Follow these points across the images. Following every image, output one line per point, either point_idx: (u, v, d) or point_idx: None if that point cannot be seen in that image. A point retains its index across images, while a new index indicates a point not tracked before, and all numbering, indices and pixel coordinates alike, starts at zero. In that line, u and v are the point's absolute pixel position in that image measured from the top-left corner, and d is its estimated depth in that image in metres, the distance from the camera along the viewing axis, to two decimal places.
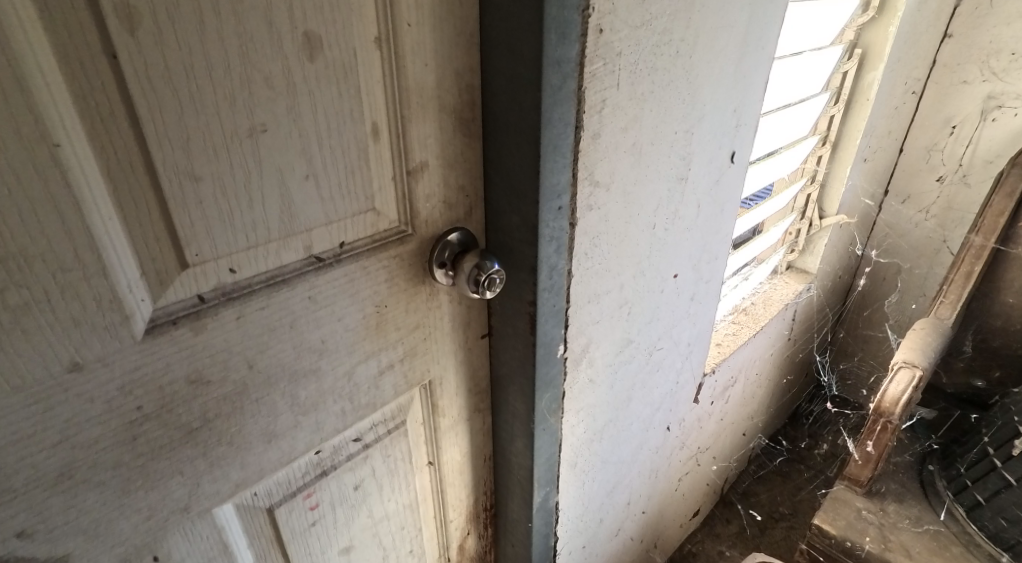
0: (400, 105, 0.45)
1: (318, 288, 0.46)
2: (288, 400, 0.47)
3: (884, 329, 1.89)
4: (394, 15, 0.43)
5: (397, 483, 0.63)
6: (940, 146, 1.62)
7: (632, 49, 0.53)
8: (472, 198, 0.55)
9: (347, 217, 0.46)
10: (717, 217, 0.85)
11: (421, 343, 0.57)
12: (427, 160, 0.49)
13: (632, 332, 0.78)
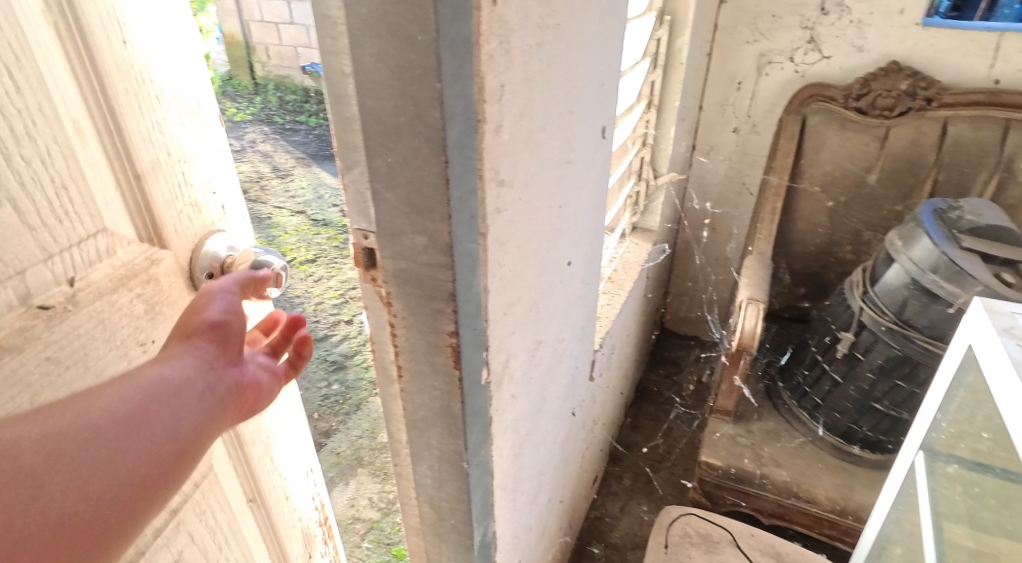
0: (106, 111, 0.44)
1: (60, 340, 0.42)
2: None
3: (726, 272, 2.04)
4: (74, 14, 0.40)
5: (223, 539, 0.60)
6: (731, 101, 1.76)
7: (522, 24, 0.46)
8: (212, 200, 0.56)
9: (73, 248, 0.43)
10: (596, 195, 0.82)
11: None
12: (150, 170, 0.48)
13: (541, 332, 0.72)
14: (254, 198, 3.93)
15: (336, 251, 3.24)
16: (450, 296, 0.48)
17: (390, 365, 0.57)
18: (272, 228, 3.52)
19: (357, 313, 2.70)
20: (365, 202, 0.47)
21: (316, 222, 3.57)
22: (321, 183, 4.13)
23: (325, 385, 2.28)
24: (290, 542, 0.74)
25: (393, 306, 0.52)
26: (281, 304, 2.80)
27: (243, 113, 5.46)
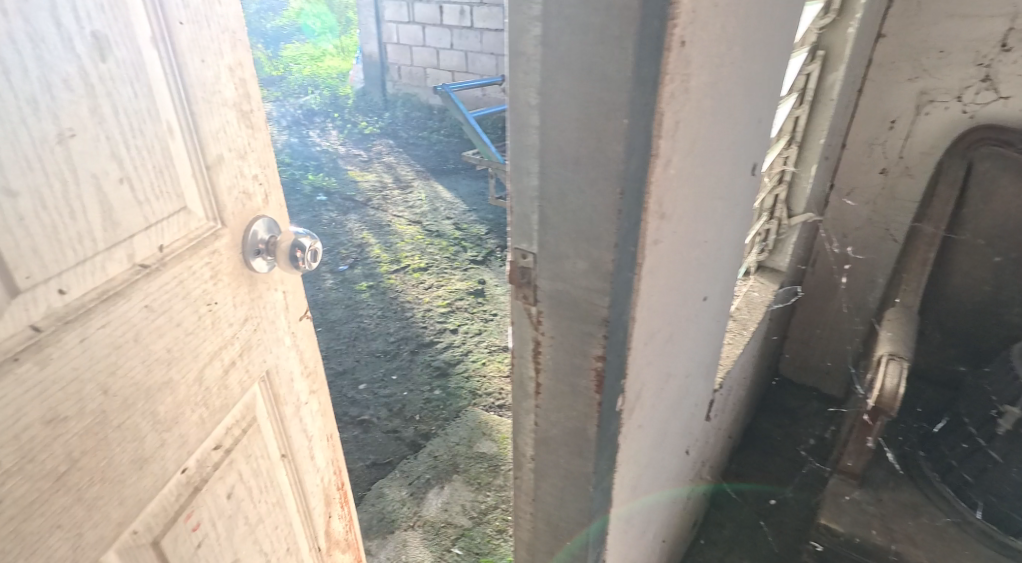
0: (188, 101, 0.51)
1: (152, 293, 0.48)
2: (150, 418, 0.49)
3: (859, 323, 1.89)
4: (164, 17, 0.48)
5: (262, 483, 0.67)
6: (881, 140, 1.65)
7: (703, 63, 0.47)
8: (265, 186, 0.63)
9: (164, 219, 0.50)
10: (738, 233, 0.80)
11: (252, 331, 0.62)
12: (220, 154, 0.56)
13: (670, 366, 0.70)
14: (377, 206, 4.19)
15: (447, 262, 3.37)
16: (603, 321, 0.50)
17: (528, 381, 0.60)
18: (391, 236, 3.73)
19: (463, 324, 2.78)
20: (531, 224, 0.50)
21: (431, 233, 3.74)
22: (437, 196, 4.33)
23: (429, 389, 2.37)
24: (313, 498, 0.79)
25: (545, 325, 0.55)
26: (394, 307, 2.95)
27: (374, 128, 5.86)
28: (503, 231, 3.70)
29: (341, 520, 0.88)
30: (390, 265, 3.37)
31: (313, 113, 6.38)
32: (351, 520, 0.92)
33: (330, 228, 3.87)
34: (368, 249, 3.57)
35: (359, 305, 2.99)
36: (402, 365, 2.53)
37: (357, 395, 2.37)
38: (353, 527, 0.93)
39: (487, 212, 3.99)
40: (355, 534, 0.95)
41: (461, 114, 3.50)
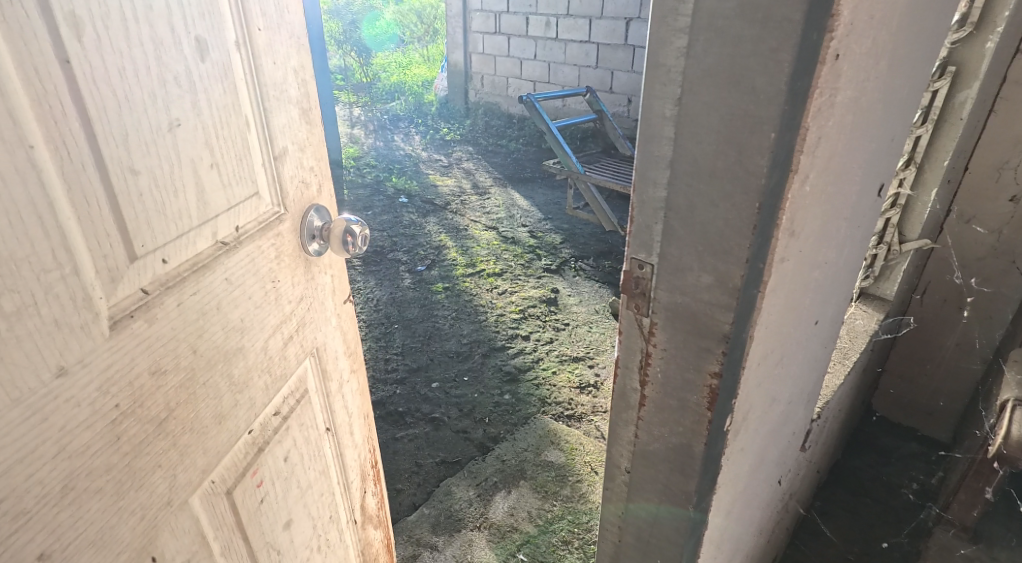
0: (261, 103, 0.66)
1: (230, 268, 0.63)
2: (226, 380, 0.63)
3: (977, 363, 1.74)
4: (246, 29, 0.62)
5: (312, 451, 0.82)
6: (1012, 163, 1.51)
7: (849, 83, 0.52)
8: (315, 179, 0.80)
9: (240, 205, 0.64)
10: (852, 252, 0.83)
11: (307, 310, 0.79)
12: (285, 144, 0.72)
13: (773, 393, 0.72)
14: (455, 210, 4.29)
15: (521, 269, 3.39)
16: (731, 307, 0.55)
17: (632, 394, 0.67)
18: (467, 240, 3.80)
19: (535, 331, 2.79)
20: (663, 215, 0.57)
21: (506, 240, 3.78)
22: (514, 203, 4.37)
23: (499, 393, 2.39)
24: (352, 470, 0.96)
25: (658, 337, 0.62)
26: (468, 310, 3.00)
27: (455, 135, 6.00)
28: (579, 241, 3.69)
29: (373, 495, 1.06)
30: (466, 268, 3.43)
31: (398, 119, 6.61)
32: (382, 494, 1.11)
33: (410, 230, 3.99)
34: (445, 251, 3.65)
35: (434, 305, 3.05)
36: (473, 367, 2.56)
37: (429, 393, 2.42)
38: (384, 500, 1.11)
39: (562, 220, 3.99)
40: (384, 513, 1.12)
41: (545, 124, 3.51)
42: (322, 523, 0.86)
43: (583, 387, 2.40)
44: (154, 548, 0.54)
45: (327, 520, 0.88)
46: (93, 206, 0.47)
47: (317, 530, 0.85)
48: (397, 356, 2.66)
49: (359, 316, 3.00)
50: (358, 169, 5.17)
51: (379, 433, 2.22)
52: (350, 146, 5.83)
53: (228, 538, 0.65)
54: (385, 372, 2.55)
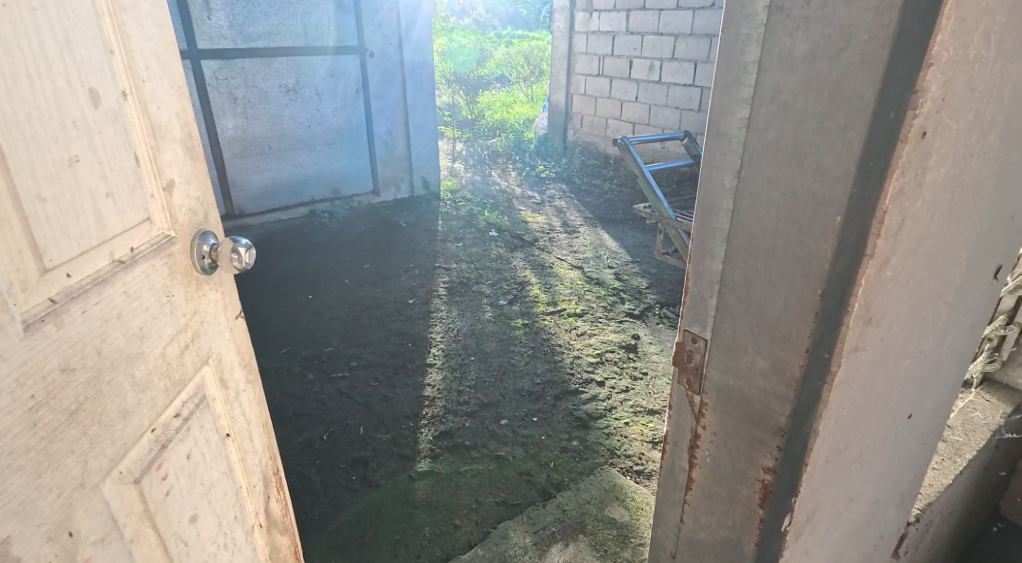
0: (151, 141, 0.76)
1: (128, 282, 0.70)
2: (129, 380, 0.69)
3: None
4: (134, 79, 0.72)
5: (213, 452, 0.89)
6: None
7: (941, 165, 0.57)
8: (204, 206, 0.88)
9: (133, 228, 0.72)
10: (968, 341, 0.81)
11: (200, 322, 0.86)
12: (173, 176, 0.80)
13: (855, 482, 0.73)
14: (543, 247, 4.32)
15: (603, 311, 3.33)
16: (792, 385, 0.58)
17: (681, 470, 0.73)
18: (552, 277, 3.80)
19: (610, 377, 2.71)
20: (720, 287, 0.63)
21: (590, 280, 3.74)
22: (602, 243, 4.34)
23: (566, 438, 2.33)
24: (254, 475, 1.01)
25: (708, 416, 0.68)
26: (544, 349, 2.97)
27: (551, 172, 6.08)
28: (665, 287, 3.58)
29: (277, 500, 1.10)
30: (547, 306, 3.42)
31: (496, 154, 6.80)
32: (287, 501, 1.14)
33: (496, 263, 4.05)
34: (528, 287, 3.67)
35: (512, 340, 3.05)
36: (543, 408, 2.52)
37: (496, 430, 2.40)
38: (288, 506, 1.14)
39: (650, 265, 3.91)
40: (291, 518, 1.16)
41: (638, 166, 3.44)
42: (229, 523, 0.92)
43: (655, 443, 2.30)
44: (70, 524, 0.60)
45: (233, 522, 0.93)
46: (8, 228, 0.54)
47: (223, 529, 0.89)
48: (469, 389, 2.68)
49: (438, 345, 3.06)
50: (453, 201, 5.35)
51: (444, 465, 2.22)
52: (449, 178, 6.06)
53: (137, 526, 0.71)
54: (456, 404, 2.57)
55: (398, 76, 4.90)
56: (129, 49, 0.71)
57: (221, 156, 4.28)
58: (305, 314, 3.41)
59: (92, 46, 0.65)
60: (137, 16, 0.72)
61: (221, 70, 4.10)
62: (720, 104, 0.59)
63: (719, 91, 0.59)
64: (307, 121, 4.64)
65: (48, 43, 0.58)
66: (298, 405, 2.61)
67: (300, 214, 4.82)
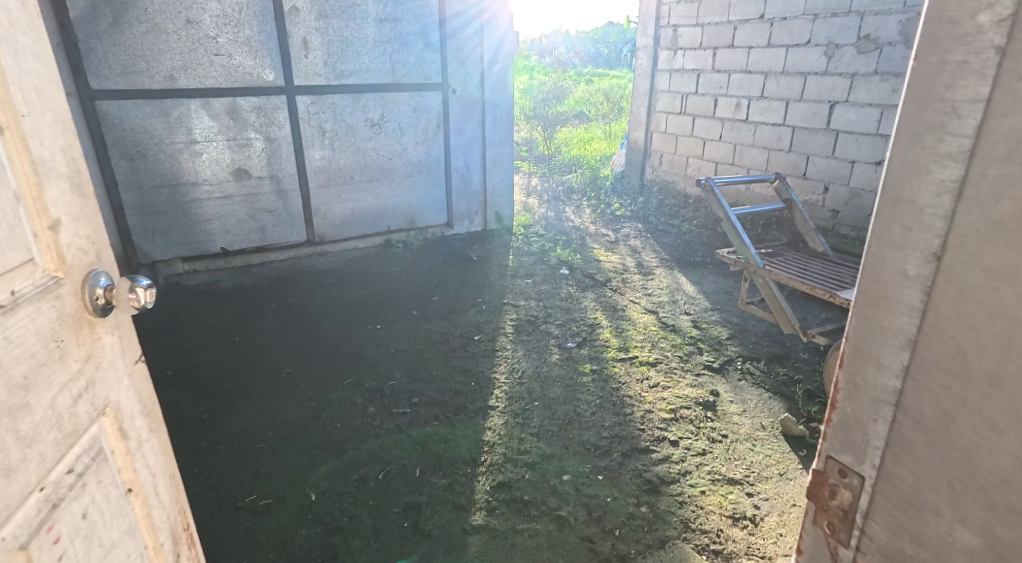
0: (33, 177, 0.72)
1: (10, 327, 0.65)
2: (13, 434, 0.64)
3: None
4: (12, 113, 0.70)
5: (114, 510, 0.81)
6: None
7: None
8: (98, 244, 0.83)
9: (14, 269, 0.68)
10: None
11: (96, 368, 0.79)
12: (60, 214, 0.76)
13: None
14: (616, 287, 4.15)
15: (678, 361, 3.11)
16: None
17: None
18: (624, 321, 3.62)
19: (686, 437, 2.49)
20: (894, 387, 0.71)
21: (665, 326, 3.52)
22: (680, 287, 4.12)
23: (634, 503, 2.14)
24: (161, 532, 0.93)
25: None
26: (613, 399, 2.78)
27: (627, 211, 5.90)
28: (748, 338, 3.32)
29: (188, 559, 1.01)
30: (618, 351, 3.24)
31: (572, 191, 6.72)
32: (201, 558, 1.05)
33: (566, 303, 3.92)
34: (598, 330, 3.50)
35: (579, 387, 2.89)
36: (610, 465, 2.33)
37: (558, 486, 2.23)
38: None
39: (732, 313, 3.66)
40: None
41: (723, 210, 3.22)
42: None
43: (736, 519, 2.06)
44: None
45: None
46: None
47: None
48: (531, 437, 2.53)
49: (502, 386, 2.93)
50: (526, 237, 5.28)
51: (500, 519, 2.08)
52: (522, 213, 6.02)
53: None
54: (517, 453, 2.42)
55: (478, 110, 4.97)
56: (5, 82, 0.69)
57: (307, 185, 4.43)
58: (372, 344, 3.40)
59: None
60: (14, 49, 0.70)
61: (313, 105, 4.25)
62: (917, 170, 0.66)
63: (913, 153, 0.66)
64: (389, 154, 4.73)
65: None
66: (356, 438, 2.55)
67: (376, 243, 4.90)
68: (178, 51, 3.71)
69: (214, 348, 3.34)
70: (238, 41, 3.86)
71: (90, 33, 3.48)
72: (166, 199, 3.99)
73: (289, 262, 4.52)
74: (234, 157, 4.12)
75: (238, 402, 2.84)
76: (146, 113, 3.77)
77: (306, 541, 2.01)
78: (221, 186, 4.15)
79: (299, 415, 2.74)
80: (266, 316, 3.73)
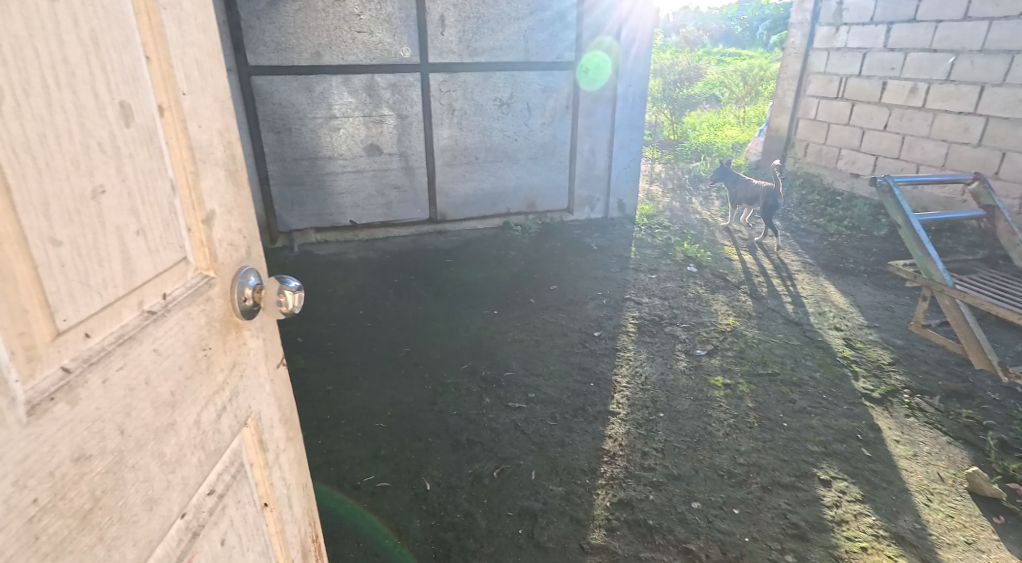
0: (192, 164, 0.65)
1: (159, 337, 0.59)
2: (158, 460, 0.58)
3: None
4: (175, 90, 0.63)
5: (251, 531, 0.75)
6: None
7: None
8: (250, 239, 0.76)
9: (167, 270, 0.62)
10: None
11: (240, 377, 0.72)
12: (213, 207, 0.68)
13: None
14: (751, 291, 3.79)
15: (829, 385, 2.75)
16: None
17: None
18: (762, 331, 3.27)
19: (840, 478, 2.18)
20: None
21: (811, 341, 3.15)
22: (829, 297, 3.67)
23: (778, 549, 1.89)
24: (292, 548, 0.86)
25: None
26: (749, 421, 2.51)
27: None
28: (917, 367, 2.87)
29: None
30: (755, 366, 2.93)
31: (700, 180, 6.27)
32: None
33: (694, 304, 3.63)
34: (732, 338, 3.20)
35: (710, 403, 2.63)
36: (747, 499, 2.09)
37: (686, 514, 2.03)
38: None
39: (895, 334, 3.19)
40: None
41: (903, 215, 2.77)
42: None
43: None
44: None
45: None
46: (10, 280, 0.46)
47: None
48: (655, 453, 2.33)
49: (623, 392, 2.74)
50: (649, 227, 4.99)
51: (621, 543, 1.92)
52: (645, 202, 5.70)
53: None
54: (640, 469, 2.24)
55: (609, 93, 4.67)
56: (167, 56, 0.62)
57: (433, 163, 4.44)
58: (489, 330, 3.33)
59: (124, 50, 0.57)
60: (176, 17, 0.63)
61: (445, 83, 4.23)
62: None
63: None
64: (514, 135, 4.62)
65: (72, 44, 0.51)
66: (470, 430, 2.49)
67: (495, 225, 4.84)
68: (326, 27, 3.81)
69: (339, 319, 3.44)
70: (380, 18, 3.89)
71: (251, 12, 3.65)
72: (305, 171, 4.16)
73: (411, 239, 4.57)
74: (369, 133, 4.19)
75: (360, 376, 2.89)
76: (294, 89, 3.91)
77: (420, 534, 1.97)
78: (354, 160, 4.24)
79: (416, 397, 2.72)
80: (388, 292, 3.78)
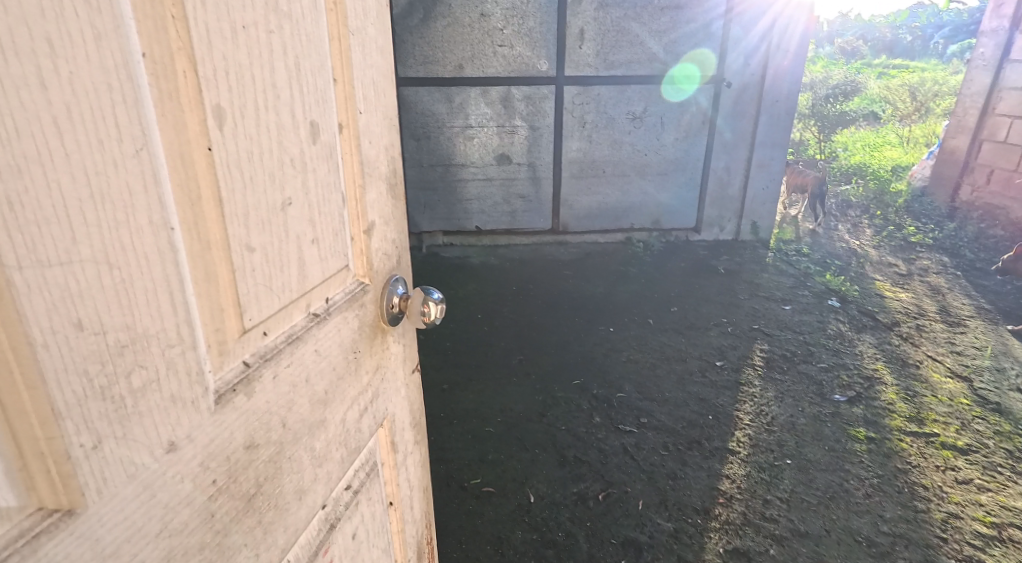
0: (361, 177, 0.70)
1: (320, 339, 0.64)
2: (309, 454, 0.63)
3: None
4: (353, 110, 0.68)
5: (377, 527, 0.78)
6: None
7: None
8: (398, 249, 0.80)
9: (333, 276, 0.67)
10: None
11: (381, 381, 0.76)
12: (374, 219, 0.73)
13: None
14: (903, 335, 3.40)
15: (1004, 457, 2.40)
16: None
17: None
18: (915, 381, 2.93)
19: None
20: None
21: (979, 401, 2.77)
22: (1007, 353, 3.19)
23: None
24: (409, 548, 0.89)
25: None
26: (896, 484, 2.25)
27: (923, 239, 4.83)
28: None
29: None
30: (906, 422, 2.62)
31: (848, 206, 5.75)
32: None
33: (833, 343, 3.33)
34: (877, 386, 2.89)
35: (847, 457, 2.39)
36: None
37: None
38: None
39: None
40: None
41: None
42: None
43: None
44: None
45: None
46: (214, 281, 0.51)
47: None
48: (778, 503, 2.16)
49: (746, 430, 2.57)
50: (785, 254, 4.65)
51: None
52: (783, 227, 5.33)
53: None
54: (760, 518, 2.09)
55: (752, 109, 4.42)
56: (350, 78, 0.67)
57: (561, 174, 4.46)
58: (604, 347, 3.27)
59: (319, 74, 0.62)
60: (362, 42, 0.68)
61: (579, 96, 4.23)
62: None
63: None
64: (645, 149, 4.52)
65: (279, 70, 0.56)
66: (579, 448, 2.45)
67: (617, 240, 4.76)
68: (470, 41, 3.98)
69: (458, 321, 3.55)
70: (521, 31, 3.98)
71: (405, 28, 3.93)
72: (438, 177, 4.37)
73: (532, 248, 4.62)
74: (501, 142, 4.31)
75: (474, 379, 2.96)
76: (436, 100, 4.13)
77: (521, 546, 1.98)
78: (484, 168, 4.38)
79: (526, 406, 2.74)
80: (506, 299, 3.84)
